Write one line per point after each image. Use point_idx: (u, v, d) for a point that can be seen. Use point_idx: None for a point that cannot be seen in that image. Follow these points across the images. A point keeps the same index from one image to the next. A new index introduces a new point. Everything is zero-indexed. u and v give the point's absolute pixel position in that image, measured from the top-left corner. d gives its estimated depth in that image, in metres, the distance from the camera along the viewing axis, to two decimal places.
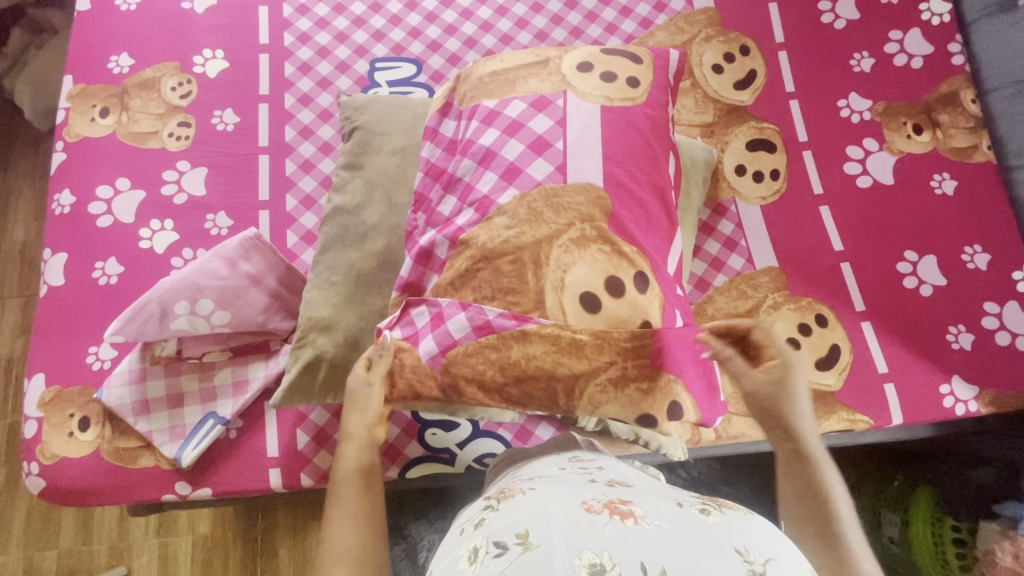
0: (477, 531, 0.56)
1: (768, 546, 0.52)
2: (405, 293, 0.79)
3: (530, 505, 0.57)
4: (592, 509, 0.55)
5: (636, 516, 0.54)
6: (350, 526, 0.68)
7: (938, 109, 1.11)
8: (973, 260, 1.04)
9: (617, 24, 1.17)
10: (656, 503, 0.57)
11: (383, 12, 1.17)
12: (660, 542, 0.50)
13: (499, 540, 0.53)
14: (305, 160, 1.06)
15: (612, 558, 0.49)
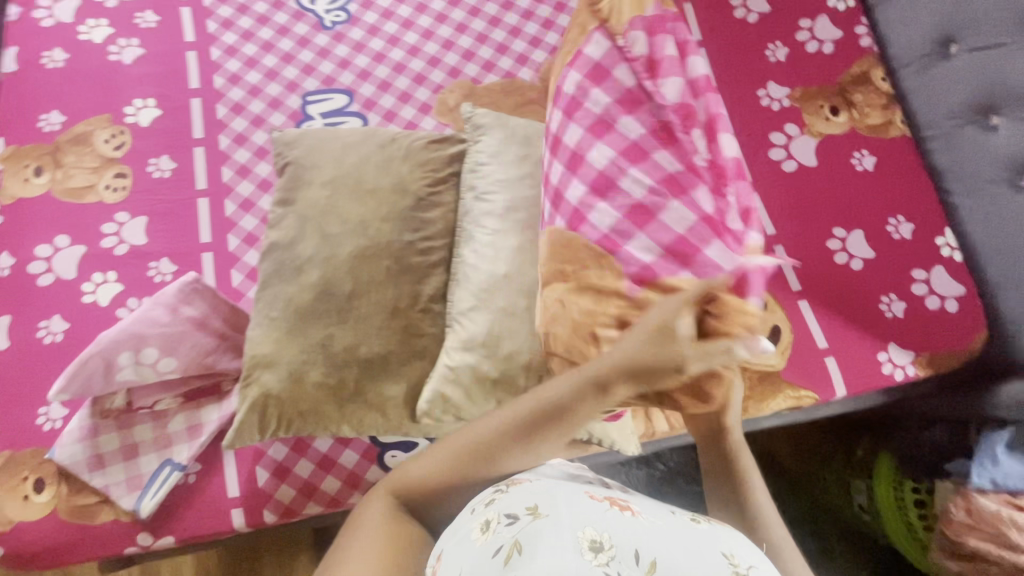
0: (488, 506, 0.63)
1: (751, 556, 0.59)
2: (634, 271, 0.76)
3: (537, 489, 0.63)
4: (594, 498, 0.62)
5: (633, 510, 0.61)
6: (501, 433, 0.68)
7: (852, 90, 1.16)
8: (897, 230, 1.08)
9: (540, 37, 1.21)
10: (653, 509, 0.65)
11: (311, 46, 1.19)
12: (652, 534, 0.58)
13: (511, 512, 0.60)
14: (245, 199, 1.08)
15: (611, 538, 0.56)
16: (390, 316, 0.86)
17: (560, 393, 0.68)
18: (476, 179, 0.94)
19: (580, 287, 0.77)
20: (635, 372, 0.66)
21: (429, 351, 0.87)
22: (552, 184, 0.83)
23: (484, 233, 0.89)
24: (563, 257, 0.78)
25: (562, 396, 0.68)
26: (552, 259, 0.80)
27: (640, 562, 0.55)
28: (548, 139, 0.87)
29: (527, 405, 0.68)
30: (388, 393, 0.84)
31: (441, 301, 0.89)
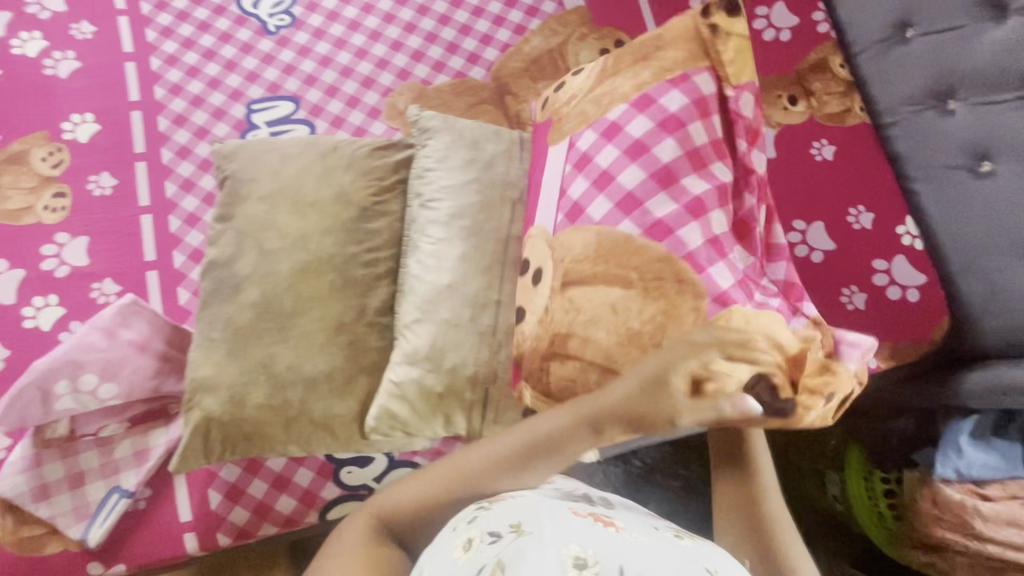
0: (471, 523, 0.61)
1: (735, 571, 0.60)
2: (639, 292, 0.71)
3: (521, 507, 0.61)
4: (578, 513, 0.61)
5: (617, 526, 0.60)
6: (495, 464, 0.66)
7: (810, 78, 1.14)
8: (858, 220, 1.07)
9: (491, 34, 1.18)
10: (638, 524, 0.64)
11: (255, 52, 1.15)
12: (634, 551, 0.57)
13: (493, 530, 0.58)
14: (189, 214, 1.04)
15: (595, 555, 0.54)
16: (334, 332, 0.83)
17: (553, 427, 0.66)
18: (422, 186, 0.91)
19: (646, 300, 0.71)
20: (634, 414, 0.63)
21: (376, 366, 0.85)
22: (622, 188, 0.75)
23: (430, 243, 0.86)
24: (614, 258, 0.73)
25: (559, 429, 0.65)
26: (601, 263, 0.73)
27: None
28: (619, 135, 0.77)
29: (523, 438, 0.66)
30: (335, 410, 0.82)
31: (388, 314, 0.87)
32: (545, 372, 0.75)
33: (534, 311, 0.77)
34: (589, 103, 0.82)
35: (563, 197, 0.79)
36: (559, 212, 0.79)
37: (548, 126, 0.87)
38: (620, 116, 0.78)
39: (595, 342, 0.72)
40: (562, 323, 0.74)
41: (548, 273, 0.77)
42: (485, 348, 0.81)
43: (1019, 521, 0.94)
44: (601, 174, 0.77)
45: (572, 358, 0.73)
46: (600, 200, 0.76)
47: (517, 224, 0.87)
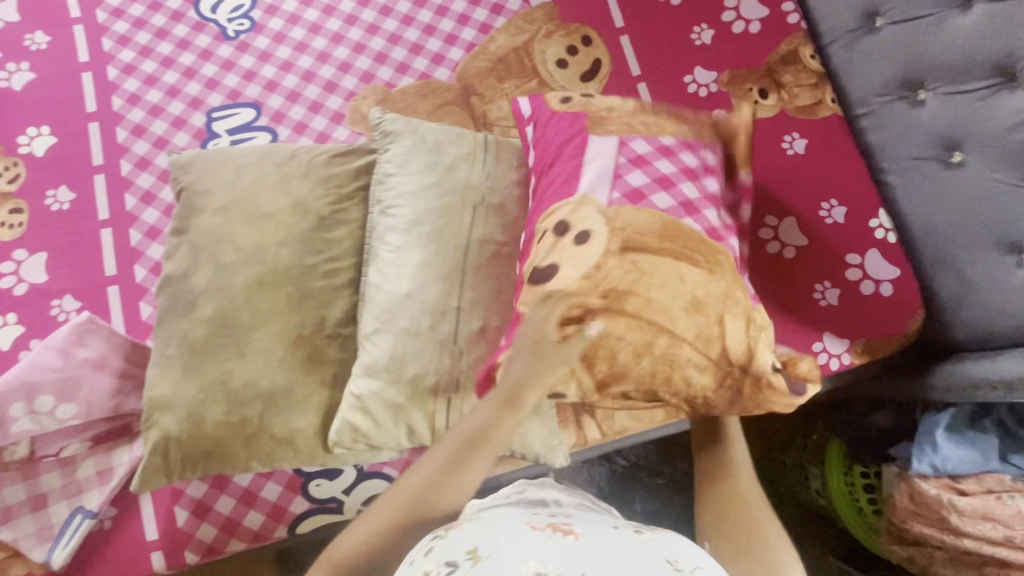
0: (427, 554, 0.58)
1: (695, 557, 0.59)
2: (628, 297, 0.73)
3: (477, 530, 0.59)
4: (536, 527, 0.59)
5: (576, 534, 0.59)
6: (438, 483, 0.67)
7: (780, 70, 1.12)
8: (830, 214, 1.04)
9: (456, 34, 1.16)
10: (596, 527, 0.63)
11: (215, 59, 1.13)
12: (594, 555, 0.55)
13: (449, 560, 0.55)
14: (150, 226, 1.03)
15: (556, 567, 0.52)
16: (293, 345, 0.82)
17: (475, 420, 0.70)
18: (382, 193, 0.89)
19: (712, 279, 0.77)
20: (530, 379, 0.71)
21: (338, 379, 0.83)
22: (682, 194, 0.81)
23: (389, 251, 0.84)
24: (681, 240, 0.77)
25: (476, 426, 0.70)
26: (667, 242, 0.77)
27: None
28: (675, 157, 0.84)
29: (448, 450, 0.68)
30: (297, 425, 0.81)
31: (349, 325, 0.86)
32: (585, 326, 0.73)
33: (581, 265, 0.75)
34: (634, 121, 0.86)
35: (619, 179, 0.80)
36: (616, 191, 0.80)
37: (582, 117, 0.86)
38: (673, 144, 0.85)
39: (655, 303, 0.74)
40: (621, 282, 0.74)
41: (601, 237, 0.76)
42: (445, 358, 0.80)
43: (992, 514, 0.93)
44: (662, 177, 0.81)
45: (626, 316, 0.74)
46: (663, 197, 0.80)
47: (477, 230, 0.85)
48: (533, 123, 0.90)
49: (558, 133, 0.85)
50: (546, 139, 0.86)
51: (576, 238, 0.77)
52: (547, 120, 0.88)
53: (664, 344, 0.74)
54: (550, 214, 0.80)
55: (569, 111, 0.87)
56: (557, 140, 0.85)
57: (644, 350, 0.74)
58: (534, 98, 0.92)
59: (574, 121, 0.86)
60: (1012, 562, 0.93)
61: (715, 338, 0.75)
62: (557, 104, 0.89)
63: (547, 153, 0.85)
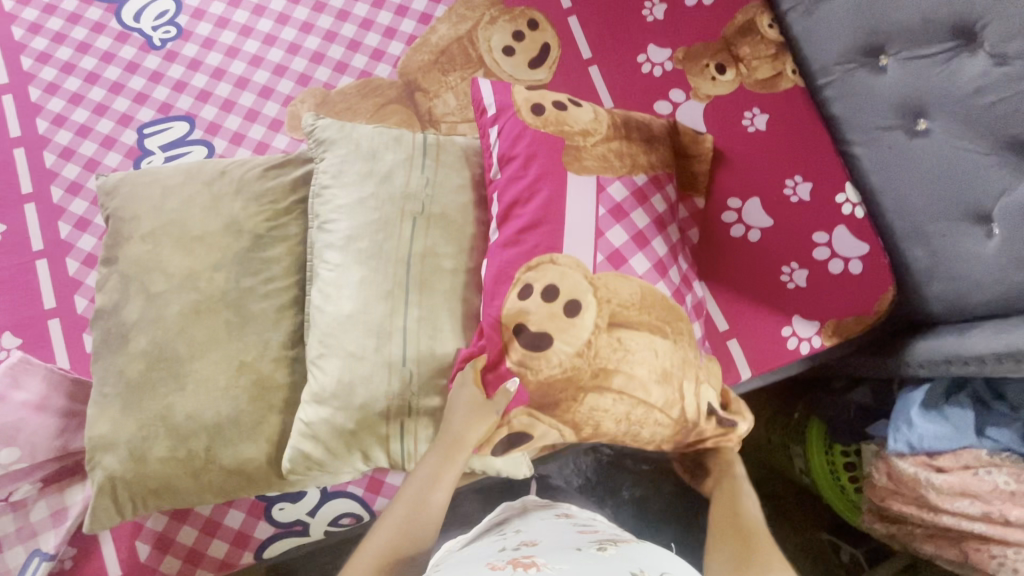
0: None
1: (663, 563, 0.59)
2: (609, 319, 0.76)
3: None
4: (496, 568, 0.57)
5: (537, 565, 0.57)
6: (405, 528, 0.70)
7: (737, 43, 1.07)
8: (795, 192, 1.00)
9: (395, 26, 1.10)
10: (559, 554, 0.61)
11: (141, 71, 1.07)
12: None
13: None
14: (87, 254, 0.98)
15: None
16: (237, 373, 0.79)
17: (426, 466, 0.75)
18: (319, 206, 0.84)
19: (675, 350, 0.79)
20: (470, 430, 0.74)
21: (287, 405, 0.80)
22: (655, 252, 0.84)
23: (329, 269, 0.81)
24: (654, 311, 0.79)
25: (425, 475, 0.74)
26: (644, 313, 0.79)
27: None
28: (647, 204, 0.85)
29: (405, 500, 0.73)
30: (246, 455, 0.78)
31: (295, 347, 0.82)
32: (578, 401, 0.75)
33: (573, 342, 0.75)
34: (609, 152, 0.85)
35: (601, 238, 0.80)
36: (599, 252, 0.80)
37: (560, 145, 0.83)
38: (645, 185, 0.86)
39: (636, 378, 0.76)
40: (609, 359, 0.75)
41: (591, 310, 0.76)
42: (395, 379, 0.77)
43: (970, 490, 0.89)
44: (638, 233, 0.83)
45: (608, 392, 0.76)
46: (640, 257, 0.82)
47: (420, 241, 0.81)
48: (498, 124, 0.86)
49: (533, 160, 0.82)
50: (516, 159, 0.83)
51: (565, 308, 0.76)
52: (518, 136, 0.84)
53: (639, 413, 0.77)
54: (534, 268, 0.77)
55: (546, 133, 0.84)
56: (532, 171, 0.82)
57: (624, 417, 0.77)
58: (500, 94, 0.87)
59: (551, 148, 0.83)
60: (991, 537, 0.88)
61: (678, 403, 0.79)
62: (528, 118, 0.85)
63: (516, 180, 0.82)
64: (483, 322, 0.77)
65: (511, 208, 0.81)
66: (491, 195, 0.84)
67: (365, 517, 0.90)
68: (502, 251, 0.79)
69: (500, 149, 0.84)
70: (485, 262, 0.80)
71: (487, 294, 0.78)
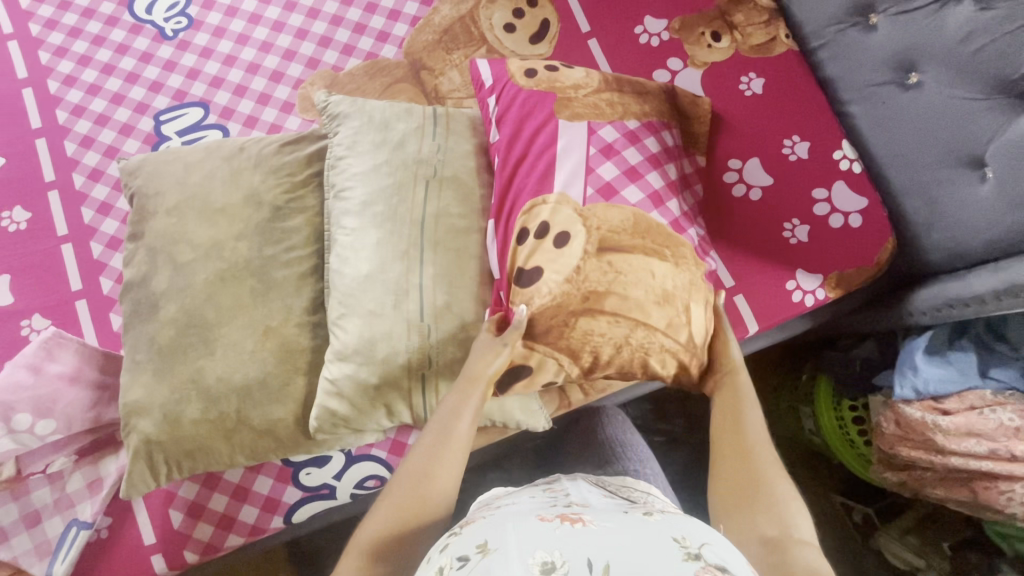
0: (443, 550, 0.56)
1: (703, 533, 0.55)
2: (599, 245, 0.78)
3: (486, 528, 0.56)
4: (545, 519, 0.57)
5: (584, 521, 0.56)
6: (427, 470, 0.69)
7: (731, 11, 1.10)
8: (794, 151, 1.03)
9: (399, 9, 1.13)
10: (610, 515, 0.59)
11: (156, 61, 1.10)
12: (605, 539, 0.52)
13: (461, 555, 0.53)
14: (111, 237, 1.02)
15: (563, 555, 0.49)
16: (263, 337, 0.82)
17: (445, 411, 0.75)
18: (334, 177, 0.88)
19: (677, 271, 0.81)
20: (484, 366, 0.76)
21: (312, 366, 0.83)
22: (649, 185, 0.86)
23: (346, 234, 0.84)
24: (649, 235, 0.81)
25: (446, 410, 0.75)
26: (633, 236, 0.80)
27: (594, 569, 0.48)
28: (640, 145, 0.88)
29: (432, 431, 0.73)
30: (275, 415, 0.80)
31: (317, 312, 0.85)
32: (570, 326, 0.77)
33: (562, 269, 0.77)
34: (600, 102, 0.89)
35: (591, 174, 0.83)
36: (589, 186, 0.82)
37: (551, 99, 0.88)
38: (637, 128, 0.89)
39: (630, 299, 0.77)
40: (599, 283, 0.77)
41: (579, 238, 0.78)
42: (414, 335, 0.79)
43: (976, 430, 0.90)
44: (630, 168, 0.85)
45: (602, 315, 0.77)
46: (632, 189, 0.84)
47: (433, 203, 0.84)
48: (495, 93, 0.90)
49: (534, 121, 0.86)
50: (519, 122, 0.87)
51: (555, 240, 0.78)
52: (514, 99, 0.88)
53: (640, 335, 0.77)
54: (529, 211, 0.81)
55: (538, 91, 0.89)
56: (529, 126, 0.86)
57: (624, 342, 0.78)
58: (496, 66, 0.92)
59: (542, 104, 0.88)
60: (998, 474, 0.89)
61: (683, 325, 0.79)
62: (523, 81, 0.90)
63: (518, 142, 0.86)
64: (498, 278, 0.81)
65: (517, 167, 0.84)
66: (494, 158, 0.88)
67: (389, 479, 0.93)
68: (511, 211, 0.82)
69: (502, 115, 0.88)
70: (492, 221, 0.84)
71: (495, 250, 0.82)
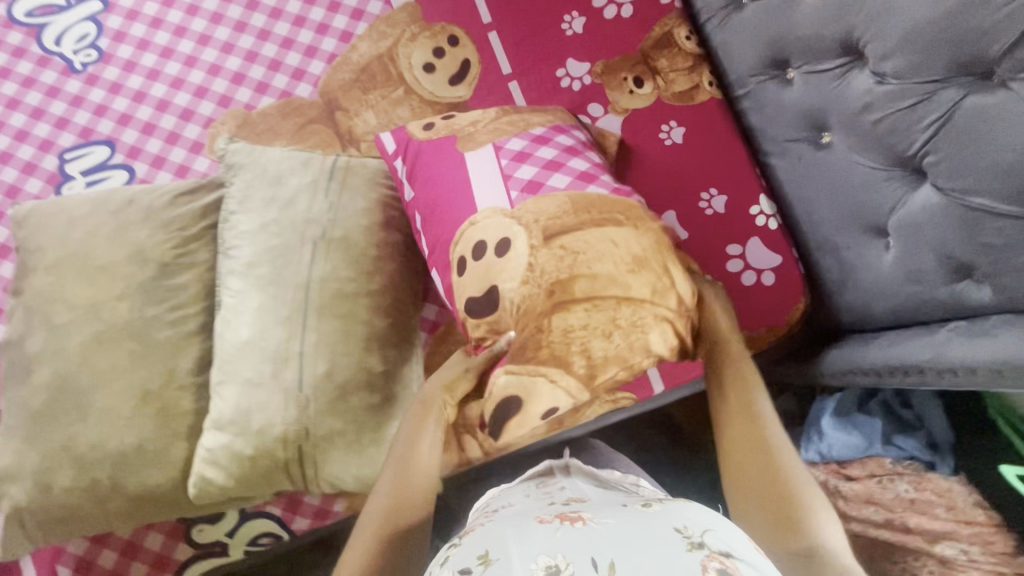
0: (444, 563, 0.56)
1: (705, 519, 0.56)
2: (555, 234, 0.76)
3: (488, 534, 0.58)
4: (544, 521, 0.58)
5: (584, 519, 0.57)
6: (399, 484, 0.73)
7: (654, 55, 1.07)
8: (710, 205, 1.01)
9: (316, 45, 1.10)
10: (607, 511, 0.61)
11: (63, 95, 1.07)
12: (605, 537, 0.53)
13: (463, 568, 0.53)
14: (7, 282, 0.99)
15: (567, 558, 0.51)
16: (141, 403, 0.79)
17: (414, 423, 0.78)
18: (224, 232, 0.86)
19: (641, 234, 0.78)
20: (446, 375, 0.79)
21: (193, 431, 0.81)
22: (575, 168, 0.84)
23: (230, 296, 0.82)
24: (596, 209, 0.79)
25: (412, 426, 0.78)
26: (578, 215, 0.78)
27: (599, 567, 0.50)
28: (551, 142, 0.87)
29: (399, 444, 0.77)
30: (151, 482, 0.79)
31: (201, 373, 0.84)
32: (546, 328, 0.73)
33: (515, 275, 0.74)
34: (501, 125, 0.88)
35: (510, 179, 0.81)
36: (512, 190, 0.81)
37: (452, 140, 0.85)
38: (544, 133, 0.88)
39: (600, 276, 0.74)
40: (560, 272, 0.74)
41: (521, 237, 0.76)
42: (291, 406, 0.78)
43: (874, 498, 0.92)
44: (548, 162, 0.84)
45: (579, 305, 0.74)
46: (558, 177, 0.82)
47: (320, 265, 0.82)
48: (401, 156, 0.87)
49: (437, 170, 0.83)
50: (428, 180, 0.83)
51: (496, 250, 0.76)
52: (416, 153, 0.86)
53: (627, 314, 0.74)
54: (459, 240, 0.79)
55: (437, 137, 0.86)
56: (434, 175, 0.83)
57: (611, 326, 0.74)
58: (397, 131, 0.89)
59: (444, 147, 0.85)
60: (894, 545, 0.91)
61: (670, 289, 0.76)
62: (422, 135, 0.87)
63: (429, 196, 0.83)
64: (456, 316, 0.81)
65: (433, 221, 0.82)
66: (413, 215, 0.86)
67: (284, 535, 0.93)
68: (443, 254, 0.81)
69: (412, 174, 0.85)
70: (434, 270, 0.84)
71: (445, 293, 0.82)
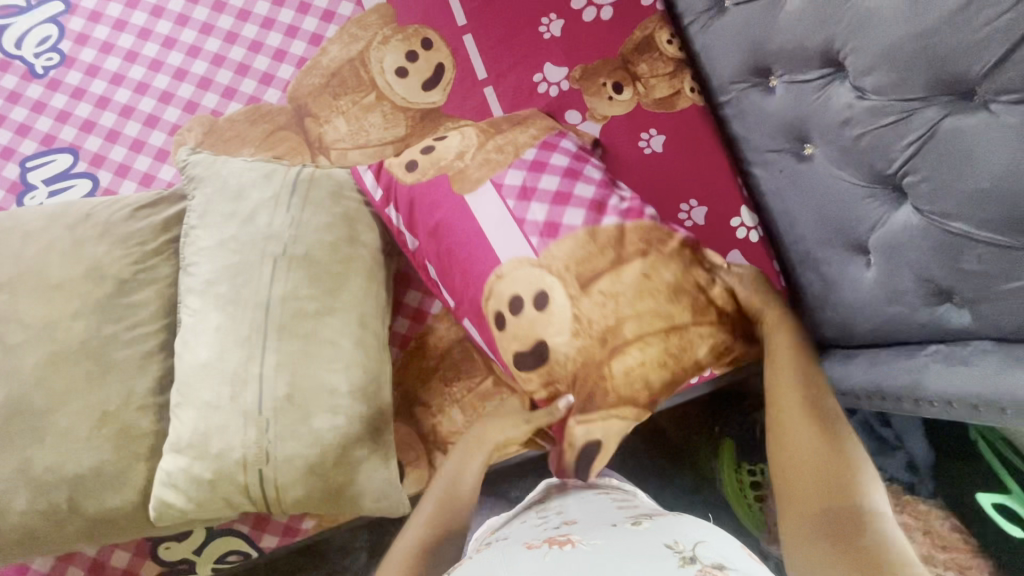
0: None
1: (697, 531, 0.55)
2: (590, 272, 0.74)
3: (477, 567, 0.56)
4: (533, 547, 0.57)
5: (573, 542, 0.56)
6: (436, 525, 0.72)
7: (635, 60, 1.03)
8: (690, 216, 0.98)
9: (285, 48, 1.06)
10: (597, 530, 0.59)
11: (24, 101, 1.04)
12: (597, 557, 0.51)
13: None
14: None
15: None
16: (99, 425, 0.78)
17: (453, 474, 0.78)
18: (185, 248, 0.83)
19: (671, 258, 0.76)
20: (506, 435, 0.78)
21: (153, 452, 0.80)
22: (585, 198, 0.79)
23: (191, 315, 0.80)
24: (613, 242, 0.75)
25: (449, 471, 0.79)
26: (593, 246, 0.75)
27: None
28: (549, 167, 0.81)
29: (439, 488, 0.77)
30: (111, 505, 0.78)
31: (162, 394, 0.82)
32: (606, 375, 0.72)
33: (563, 325, 0.73)
34: (489, 155, 0.83)
35: (524, 224, 0.77)
36: (530, 236, 0.76)
37: (444, 180, 0.81)
38: (537, 155, 0.83)
39: (644, 312, 0.72)
40: (604, 317, 0.72)
41: (557, 287, 0.74)
42: (253, 429, 0.76)
43: None
44: (556, 195, 0.79)
45: (629, 343, 0.72)
46: (571, 212, 0.77)
47: (281, 284, 0.79)
48: (393, 203, 0.84)
49: (438, 214, 0.80)
50: (435, 231, 0.80)
51: (534, 302, 0.74)
52: (412, 199, 0.82)
53: (676, 342, 0.73)
54: (490, 292, 0.76)
55: (428, 180, 0.82)
56: (438, 222, 0.80)
57: (665, 356, 0.73)
58: (381, 174, 0.85)
59: (439, 189, 0.81)
60: None
61: (710, 304, 0.75)
62: (405, 176, 0.83)
63: (439, 244, 0.80)
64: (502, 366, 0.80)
65: (452, 270, 0.80)
66: (427, 264, 0.83)
67: (252, 552, 0.92)
68: (473, 307, 0.78)
69: (413, 223, 0.82)
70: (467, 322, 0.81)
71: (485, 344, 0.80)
